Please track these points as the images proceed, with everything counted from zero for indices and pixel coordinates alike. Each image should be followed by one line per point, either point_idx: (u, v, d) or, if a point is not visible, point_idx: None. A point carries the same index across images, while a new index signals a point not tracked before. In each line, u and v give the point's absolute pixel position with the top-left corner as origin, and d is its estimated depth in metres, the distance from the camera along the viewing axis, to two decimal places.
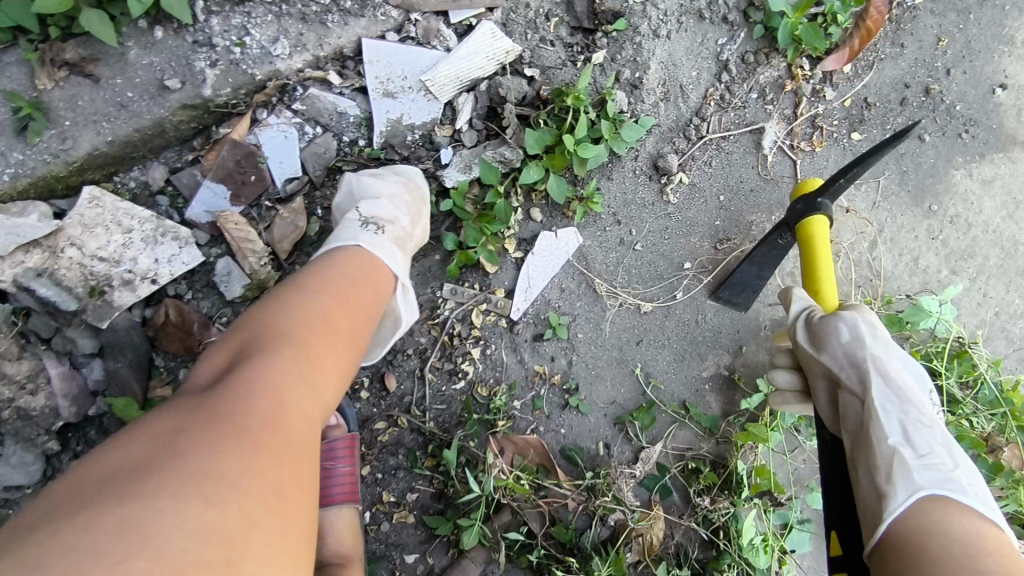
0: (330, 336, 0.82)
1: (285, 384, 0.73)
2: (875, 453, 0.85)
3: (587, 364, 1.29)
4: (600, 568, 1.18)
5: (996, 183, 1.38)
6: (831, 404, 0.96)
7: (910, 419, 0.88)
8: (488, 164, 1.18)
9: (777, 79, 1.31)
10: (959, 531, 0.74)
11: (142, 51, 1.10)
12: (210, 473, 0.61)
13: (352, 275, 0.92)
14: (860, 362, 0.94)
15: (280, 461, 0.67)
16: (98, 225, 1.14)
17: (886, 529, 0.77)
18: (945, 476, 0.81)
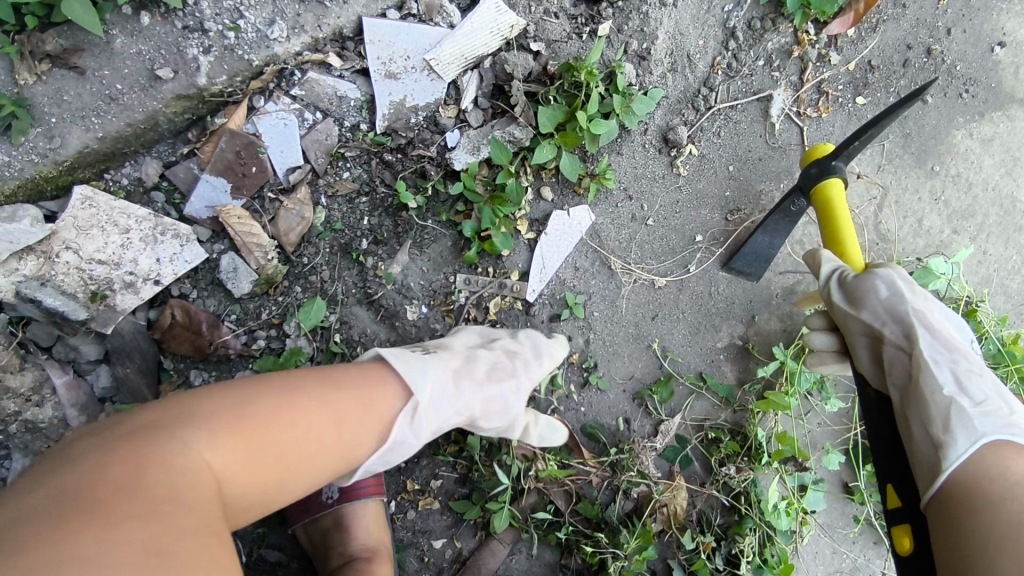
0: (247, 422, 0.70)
1: (183, 467, 0.64)
2: (929, 405, 0.86)
3: (604, 342, 1.29)
4: (629, 541, 1.18)
5: (995, 141, 1.39)
6: (874, 360, 0.97)
7: (961, 368, 0.89)
8: (499, 144, 1.14)
9: (784, 46, 1.29)
10: (1022, 471, 0.75)
11: (129, 40, 1.04)
12: (66, 552, 0.56)
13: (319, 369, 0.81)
14: (903, 317, 0.95)
15: (154, 545, 0.59)
16: (93, 226, 1.08)
17: (947, 476, 0.79)
18: (1004, 421, 0.82)
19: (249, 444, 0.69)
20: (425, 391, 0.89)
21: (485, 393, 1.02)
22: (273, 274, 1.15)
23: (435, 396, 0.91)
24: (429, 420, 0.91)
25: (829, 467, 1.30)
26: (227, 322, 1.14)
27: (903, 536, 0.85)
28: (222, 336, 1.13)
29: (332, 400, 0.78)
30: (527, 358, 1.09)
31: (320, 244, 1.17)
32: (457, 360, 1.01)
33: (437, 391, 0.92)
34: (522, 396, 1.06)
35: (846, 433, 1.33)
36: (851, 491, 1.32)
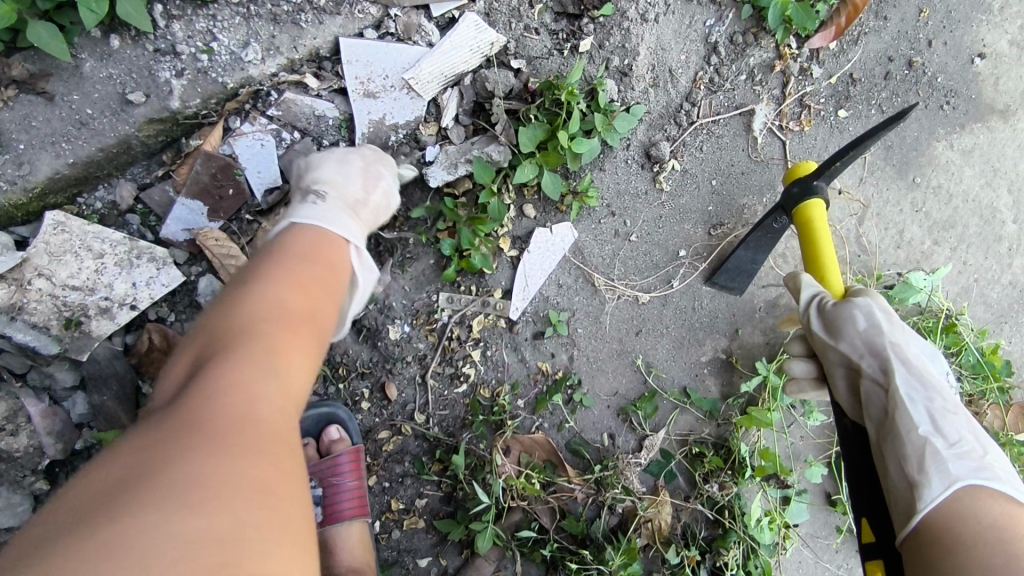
0: (295, 321, 0.72)
1: (243, 385, 0.63)
2: (905, 443, 0.87)
3: (588, 358, 1.29)
4: (614, 557, 1.18)
5: (975, 152, 1.40)
6: (851, 390, 0.98)
7: (937, 407, 0.90)
8: (481, 163, 1.13)
9: (766, 60, 1.29)
10: (989, 516, 0.78)
11: (98, 63, 1.01)
12: (188, 475, 0.54)
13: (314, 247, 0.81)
14: (881, 350, 0.95)
15: (261, 458, 0.59)
16: (66, 252, 1.06)
17: (920, 518, 0.81)
18: (977, 464, 0.84)
19: (296, 350, 0.69)
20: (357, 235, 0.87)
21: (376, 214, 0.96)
22: None
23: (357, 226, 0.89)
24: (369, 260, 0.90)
25: (812, 480, 1.31)
26: None
27: (877, 571, 0.88)
28: None
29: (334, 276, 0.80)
30: (383, 161, 1.03)
31: None
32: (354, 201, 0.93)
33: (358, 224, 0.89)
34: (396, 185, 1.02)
35: (828, 447, 1.35)
36: (833, 502, 1.33)
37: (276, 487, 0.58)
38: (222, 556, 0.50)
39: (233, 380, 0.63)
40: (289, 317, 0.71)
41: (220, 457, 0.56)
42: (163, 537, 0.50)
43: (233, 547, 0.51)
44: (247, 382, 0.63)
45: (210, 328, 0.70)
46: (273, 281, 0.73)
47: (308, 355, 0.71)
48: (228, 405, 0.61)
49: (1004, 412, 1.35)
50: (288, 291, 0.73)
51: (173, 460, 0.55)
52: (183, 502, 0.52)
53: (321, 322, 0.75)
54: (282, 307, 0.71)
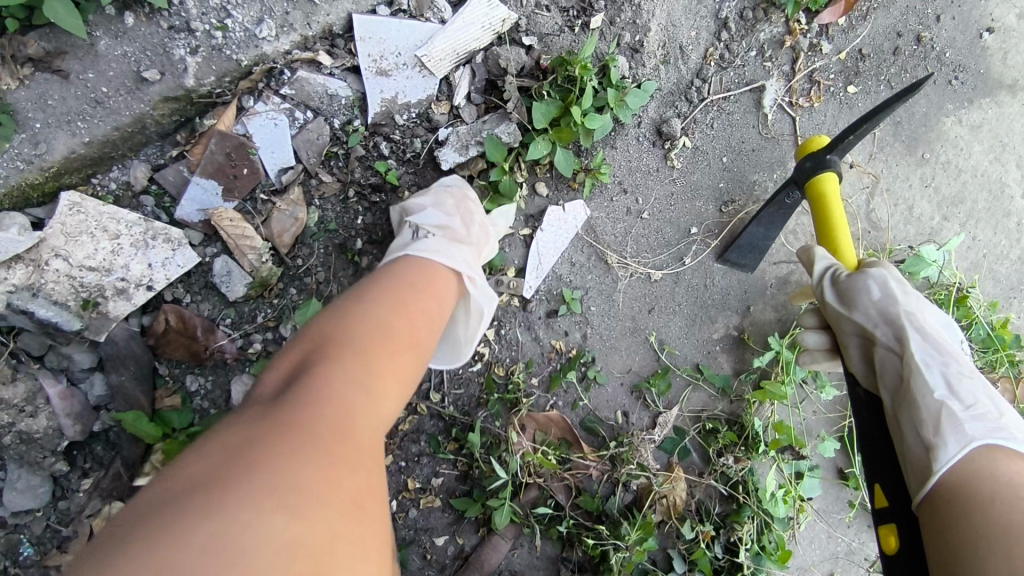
0: (392, 339, 0.78)
1: (351, 403, 0.68)
2: (920, 407, 0.86)
3: (602, 336, 1.29)
4: (630, 532, 1.19)
5: (984, 127, 1.40)
6: (865, 359, 0.98)
7: (952, 372, 0.89)
8: (494, 141, 1.13)
9: (776, 36, 1.29)
10: (1009, 474, 0.75)
11: (113, 41, 1.01)
12: (268, 477, 0.57)
13: (414, 286, 0.89)
14: (895, 320, 0.96)
15: (350, 475, 0.62)
16: (82, 232, 1.06)
17: (936, 479, 0.79)
18: (994, 425, 0.83)
19: (391, 376, 0.75)
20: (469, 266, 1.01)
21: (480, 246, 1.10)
22: (268, 277, 1.13)
23: (468, 261, 1.02)
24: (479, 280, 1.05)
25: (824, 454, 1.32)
26: (223, 327, 1.13)
27: (889, 535, 0.85)
28: (218, 342, 1.13)
29: (427, 311, 0.87)
30: (474, 195, 1.15)
31: (315, 246, 1.16)
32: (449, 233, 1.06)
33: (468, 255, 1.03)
34: (488, 219, 1.15)
35: (840, 421, 1.36)
36: (845, 477, 1.34)
37: (360, 503, 0.61)
38: (318, 560, 0.54)
39: (326, 393, 0.67)
40: (392, 350, 0.77)
41: (323, 464, 0.60)
42: (263, 537, 0.53)
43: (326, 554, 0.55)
44: (354, 403, 0.68)
45: (317, 339, 0.75)
46: (372, 306, 0.81)
47: (398, 379, 0.76)
48: (329, 415, 0.65)
49: (1014, 385, 1.35)
50: (392, 322, 0.80)
51: (278, 460, 0.58)
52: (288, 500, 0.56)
53: (415, 339, 0.82)
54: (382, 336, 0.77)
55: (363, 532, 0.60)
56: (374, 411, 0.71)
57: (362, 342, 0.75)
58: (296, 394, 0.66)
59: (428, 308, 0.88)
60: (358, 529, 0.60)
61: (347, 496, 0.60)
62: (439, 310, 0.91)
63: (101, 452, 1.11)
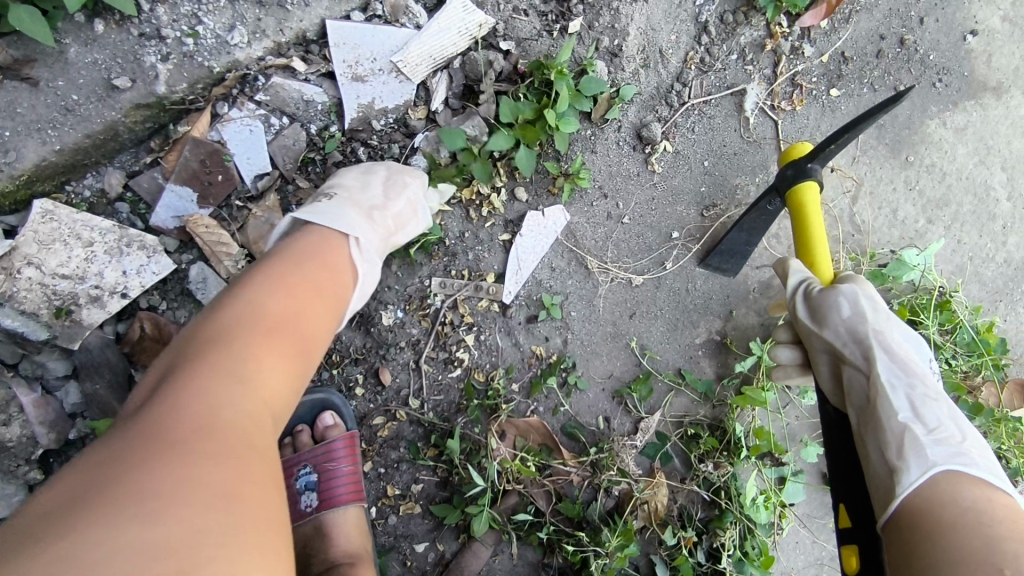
0: (285, 326, 0.77)
1: (221, 395, 0.66)
2: (885, 429, 0.85)
3: (582, 342, 1.28)
4: (610, 539, 1.19)
5: (969, 130, 1.39)
6: (834, 377, 0.97)
7: (918, 394, 0.89)
8: (453, 132, 1.09)
9: (757, 39, 1.29)
10: (971, 500, 0.75)
11: (83, 49, 1.01)
12: (138, 490, 0.56)
13: (303, 260, 0.86)
14: (863, 338, 0.94)
15: (233, 471, 0.61)
16: (55, 240, 1.06)
17: (900, 502, 0.78)
18: (956, 450, 0.82)
19: (274, 355, 0.73)
20: (356, 229, 0.95)
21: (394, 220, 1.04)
22: None
23: (364, 227, 0.97)
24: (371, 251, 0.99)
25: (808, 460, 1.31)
26: None
27: (851, 556, 0.85)
28: None
29: (318, 284, 0.85)
30: (412, 173, 1.12)
31: None
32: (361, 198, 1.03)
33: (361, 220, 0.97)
34: (422, 198, 1.10)
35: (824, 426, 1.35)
36: (829, 482, 1.33)
37: (240, 492, 0.60)
38: (182, 562, 0.53)
39: (206, 388, 0.66)
40: (274, 331, 0.75)
41: (184, 467, 0.59)
42: (140, 548, 0.53)
43: (194, 550, 0.54)
44: (227, 395, 0.66)
45: (189, 337, 0.73)
46: (259, 289, 0.78)
47: (289, 360, 0.75)
48: (193, 415, 0.63)
49: (999, 389, 1.34)
50: (274, 302, 0.78)
51: (141, 476, 0.57)
52: (150, 509, 0.55)
53: (307, 318, 0.80)
54: (258, 319, 0.75)
55: (247, 520, 0.59)
56: (256, 396, 0.69)
57: (236, 329, 0.72)
58: (168, 396, 0.65)
59: (320, 281, 0.85)
60: (245, 524, 0.59)
61: (222, 490, 0.59)
62: (335, 282, 0.88)
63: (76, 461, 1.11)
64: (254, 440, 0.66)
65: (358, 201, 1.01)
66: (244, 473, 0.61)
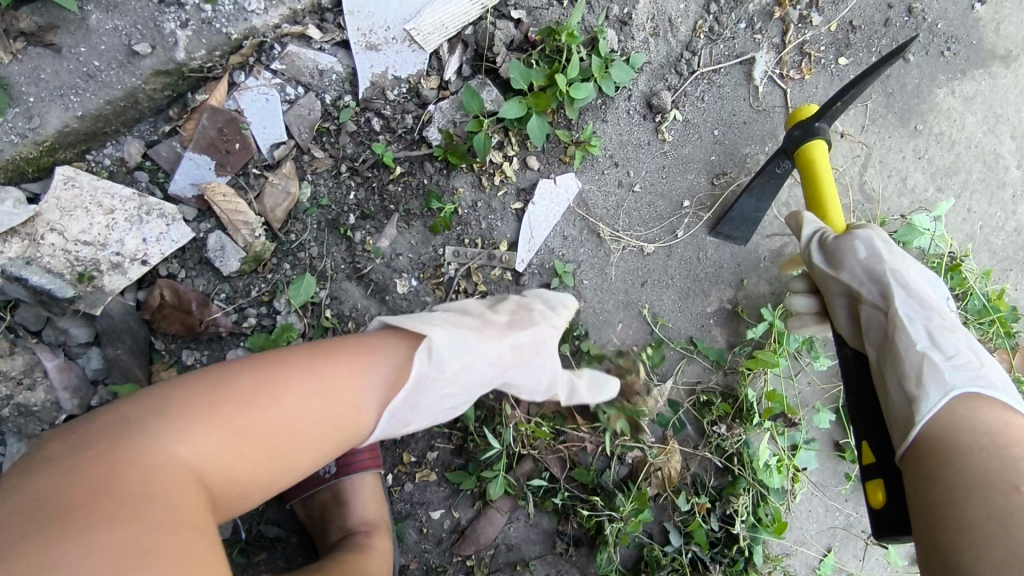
0: (256, 422, 0.73)
1: (144, 475, 0.66)
2: (903, 360, 0.85)
3: (594, 310, 1.30)
4: (625, 504, 1.20)
5: (977, 98, 1.40)
6: (850, 319, 0.96)
7: (935, 325, 0.88)
8: (472, 91, 1.13)
9: (765, 8, 1.31)
10: (988, 422, 0.75)
11: (104, 15, 1.04)
12: None
13: (300, 358, 0.80)
14: (880, 277, 0.94)
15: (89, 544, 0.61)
16: (77, 207, 1.08)
17: (920, 429, 0.77)
18: (974, 374, 0.81)
19: (220, 449, 0.71)
20: (444, 355, 0.92)
21: (490, 369, 0.99)
22: (261, 252, 1.14)
23: (457, 377, 0.95)
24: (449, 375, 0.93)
25: (820, 426, 1.32)
26: (217, 301, 1.14)
27: (876, 490, 0.85)
28: (212, 316, 1.13)
29: (316, 389, 0.78)
30: (545, 317, 1.08)
31: (307, 220, 1.17)
32: (476, 321, 1.02)
33: (446, 340, 0.94)
34: (547, 334, 1.06)
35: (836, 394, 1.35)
36: (841, 449, 1.34)
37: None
38: None
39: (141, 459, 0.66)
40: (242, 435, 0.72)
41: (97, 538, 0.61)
42: None
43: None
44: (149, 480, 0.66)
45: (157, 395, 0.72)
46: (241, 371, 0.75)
47: (240, 455, 0.72)
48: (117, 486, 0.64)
49: (1010, 355, 1.34)
50: (239, 392, 0.74)
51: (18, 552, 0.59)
52: None
53: (298, 427, 0.76)
54: (212, 407, 0.71)
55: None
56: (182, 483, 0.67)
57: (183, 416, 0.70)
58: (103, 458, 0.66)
59: (307, 378, 0.78)
60: None
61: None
62: (322, 379, 0.79)
63: None
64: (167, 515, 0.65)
65: (474, 328, 1.01)
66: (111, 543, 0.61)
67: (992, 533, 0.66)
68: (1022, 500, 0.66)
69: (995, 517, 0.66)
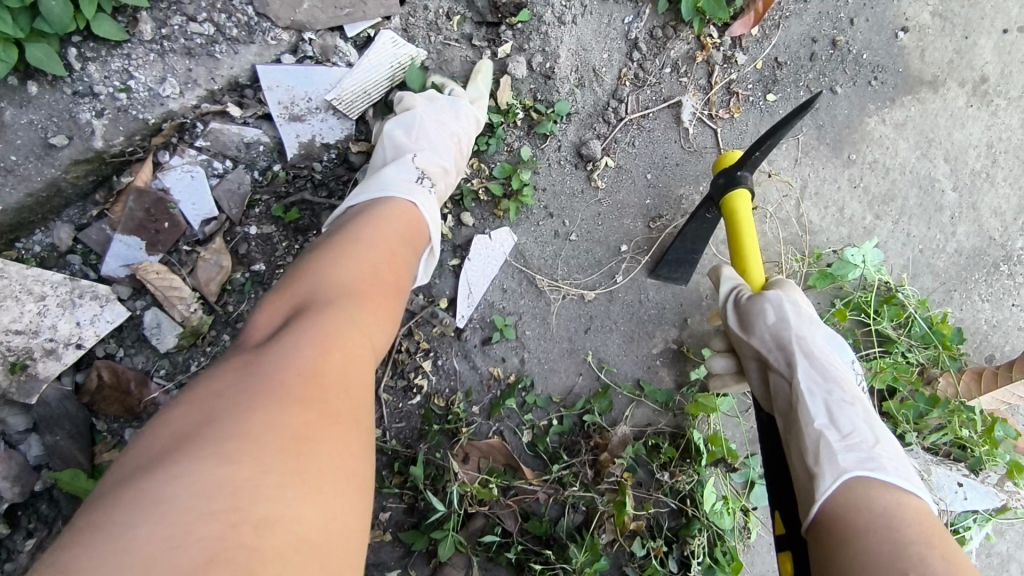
0: (381, 293, 0.84)
1: (356, 341, 0.75)
2: (804, 436, 0.86)
3: (539, 359, 1.30)
4: (577, 555, 1.17)
5: (908, 125, 1.41)
6: (763, 384, 1.00)
7: (834, 398, 0.89)
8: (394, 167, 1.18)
9: (688, 52, 1.31)
10: (881, 505, 0.76)
11: (18, 110, 1.05)
12: (219, 425, 0.60)
13: (400, 238, 0.93)
14: (787, 344, 0.96)
15: (305, 424, 0.63)
16: (6, 298, 1.08)
17: (819, 508, 0.78)
18: (866, 455, 0.82)
19: (374, 317, 0.80)
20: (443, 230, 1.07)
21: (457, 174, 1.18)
22: (198, 326, 1.14)
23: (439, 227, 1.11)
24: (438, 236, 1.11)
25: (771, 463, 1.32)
26: (157, 378, 1.14)
27: (786, 561, 0.84)
28: (151, 393, 1.13)
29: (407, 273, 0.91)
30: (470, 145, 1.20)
31: (243, 292, 1.17)
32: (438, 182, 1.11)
33: (427, 155, 1.10)
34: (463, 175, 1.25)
35: None
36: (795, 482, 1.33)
37: (321, 455, 0.62)
38: (230, 506, 0.54)
39: (349, 328, 0.75)
40: (376, 305, 0.81)
41: (332, 426, 0.65)
42: (201, 483, 0.55)
43: (253, 495, 0.56)
44: (325, 350, 0.71)
45: (298, 286, 0.80)
46: (361, 258, 0.85)
47: (385, 325, 0.82)
48: (318, 356, 0.70)
49: (955, 378, 1.31)
50: (382, 266, 0.86)
51: (213, 420, 0.61)
52: (229, 449, 0.58)
53: (393, 309, 0.85)
54: (349, 285, 0.80)
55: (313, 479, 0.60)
56: (361, 346, 0.75)
57: (329, 298, 0.77)
58: (275, 342, 0.70)
59: (402, 273, 0.90)
60: (335, 491, 0.61)
61: (331, 463, 0.63)
62: (407, 273, 0.92)
63: (46, 511, 1.10)
64: (345, 399, 0.69)
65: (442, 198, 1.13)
66: (335, 441, 0.64)
67: None
68: None
69: None
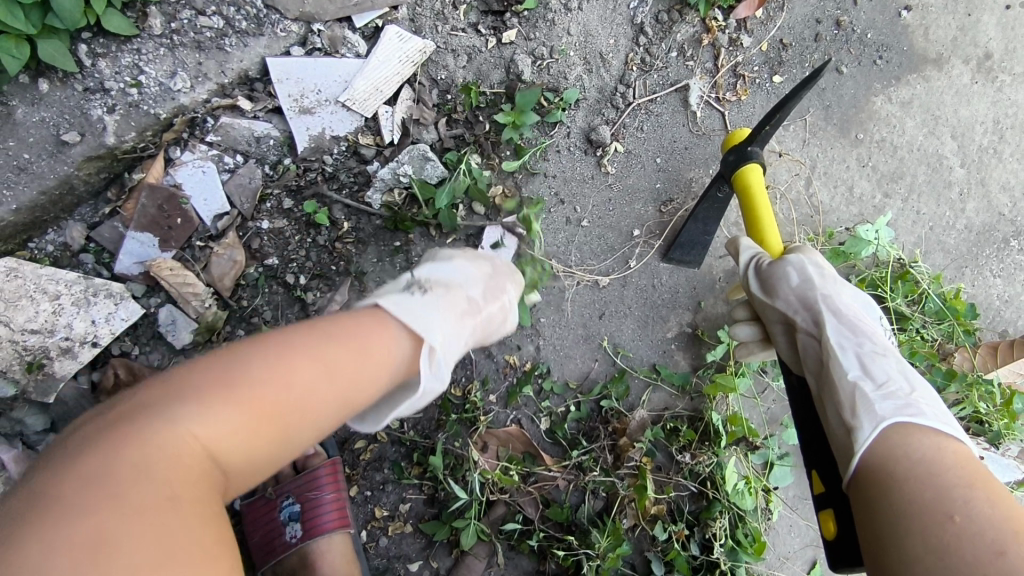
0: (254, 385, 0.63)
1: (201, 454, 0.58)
2: (839, 390, 0.87)
3: (555, 346, 1.30)
4: (600, 540, 1.18)
5: (914, 103, 1.41)
6: (791, 347, 1.00)
7: (865, 351, 0.90)
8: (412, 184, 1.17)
9: (694, 35, 1.32)
10: (921, 450, 0.75)
11: (30, 108, 1.05)
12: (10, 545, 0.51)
13: (327, 332, 0.70)
14: (812, 304, 0.96)
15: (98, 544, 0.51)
16: (21, 297, 1.08)
17: (859, 460, 0.78)
18: (903, 402, 0.82)
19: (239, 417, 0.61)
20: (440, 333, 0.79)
21: (486, 281, 0.93)
22: (213, 322, 1.14)
23: (448, 334, 0.81)
24: (449, 353, 0.82)
25: (791, 442, 1.32)
26: None
27: (828, 520, 0.85)
28: None
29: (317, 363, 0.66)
30: (510, 278, 0.99)
31: (257, 286, 1.17)
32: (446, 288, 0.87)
33: (429, 268, 0.90)
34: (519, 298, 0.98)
35: None
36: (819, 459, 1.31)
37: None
38: None
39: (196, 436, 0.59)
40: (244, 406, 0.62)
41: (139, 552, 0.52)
42: None
43: None
44: (153, 465, 0.56)
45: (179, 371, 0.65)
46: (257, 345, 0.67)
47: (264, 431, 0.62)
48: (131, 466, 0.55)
49: (972, 353, 1.32)
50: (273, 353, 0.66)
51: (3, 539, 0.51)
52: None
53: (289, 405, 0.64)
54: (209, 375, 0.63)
55: None
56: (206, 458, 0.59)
57: (183, 391, 0.61)
58: (105, 436, 0.58)
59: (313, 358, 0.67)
60: None
61: None
62: (330, 354, 0.68)
63: None
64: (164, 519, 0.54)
65: (454, 304, 0.85)
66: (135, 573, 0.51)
67: (933, 564, 0.66)
68: (957, 530, 0.67)
69: (934, 549, 0.66)
